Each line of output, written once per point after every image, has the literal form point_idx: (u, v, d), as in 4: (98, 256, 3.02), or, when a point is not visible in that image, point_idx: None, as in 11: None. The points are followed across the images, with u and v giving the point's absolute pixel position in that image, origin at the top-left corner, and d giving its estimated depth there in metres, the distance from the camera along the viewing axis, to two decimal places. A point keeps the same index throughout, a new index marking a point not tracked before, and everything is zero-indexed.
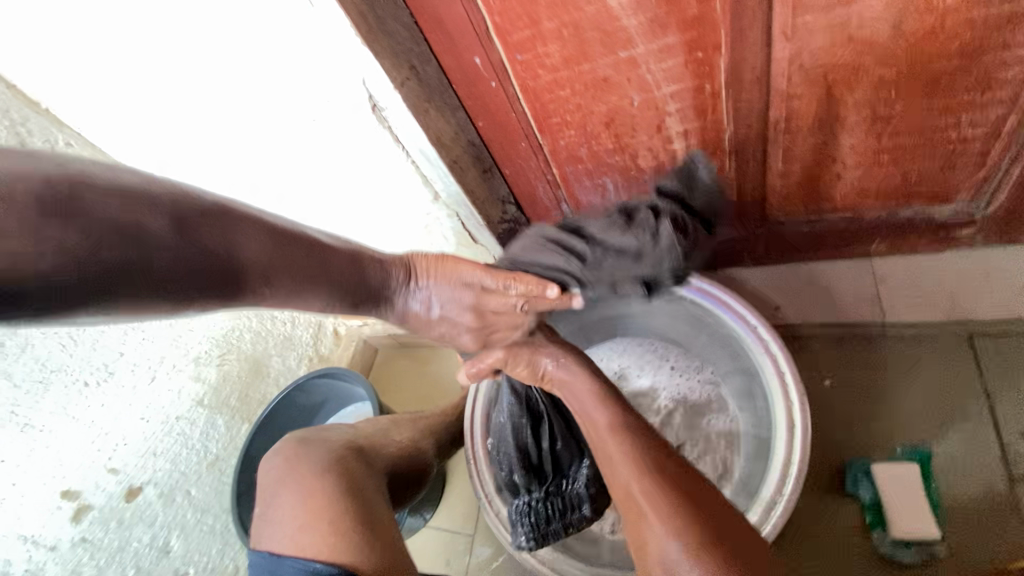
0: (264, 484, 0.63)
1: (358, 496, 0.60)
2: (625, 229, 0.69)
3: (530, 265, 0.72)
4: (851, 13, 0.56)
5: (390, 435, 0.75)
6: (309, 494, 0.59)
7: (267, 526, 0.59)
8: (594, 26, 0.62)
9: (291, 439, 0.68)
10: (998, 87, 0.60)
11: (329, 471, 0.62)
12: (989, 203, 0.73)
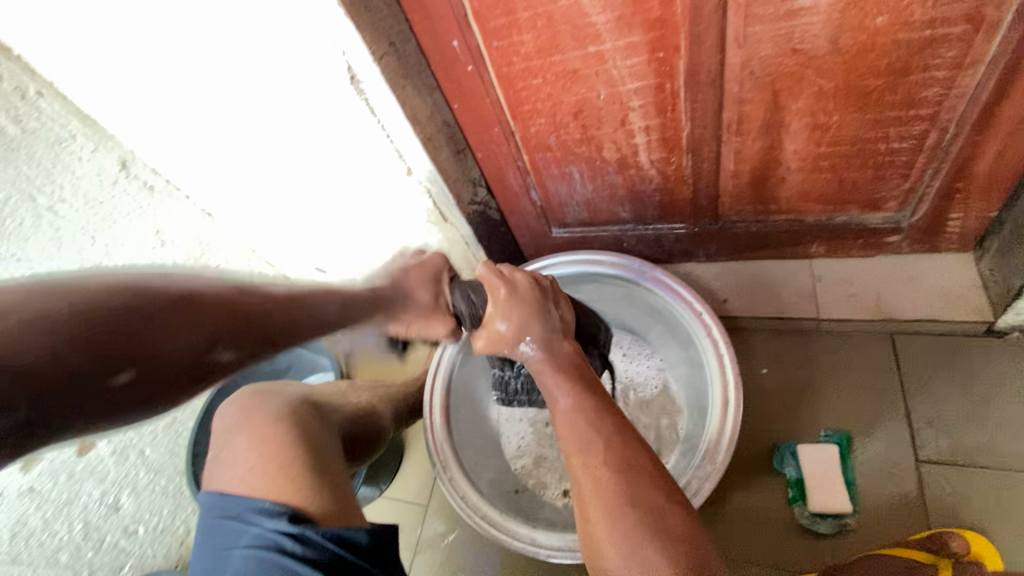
0: (219, 427, 0.65)
1: (316, 445, 0.63)
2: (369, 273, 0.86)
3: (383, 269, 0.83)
4: (795, 27, 0.61)
5: (348, 397, 0.78)
6: (265, 441, 0.61)
7: (220, 467, 0.61)
8: (566, 20, 0.66)
9: (246, 390, 0.70)
10: (920, 107, 0.67)
11: (284, 421, 0.64)
12: (912, 213, 0.81)
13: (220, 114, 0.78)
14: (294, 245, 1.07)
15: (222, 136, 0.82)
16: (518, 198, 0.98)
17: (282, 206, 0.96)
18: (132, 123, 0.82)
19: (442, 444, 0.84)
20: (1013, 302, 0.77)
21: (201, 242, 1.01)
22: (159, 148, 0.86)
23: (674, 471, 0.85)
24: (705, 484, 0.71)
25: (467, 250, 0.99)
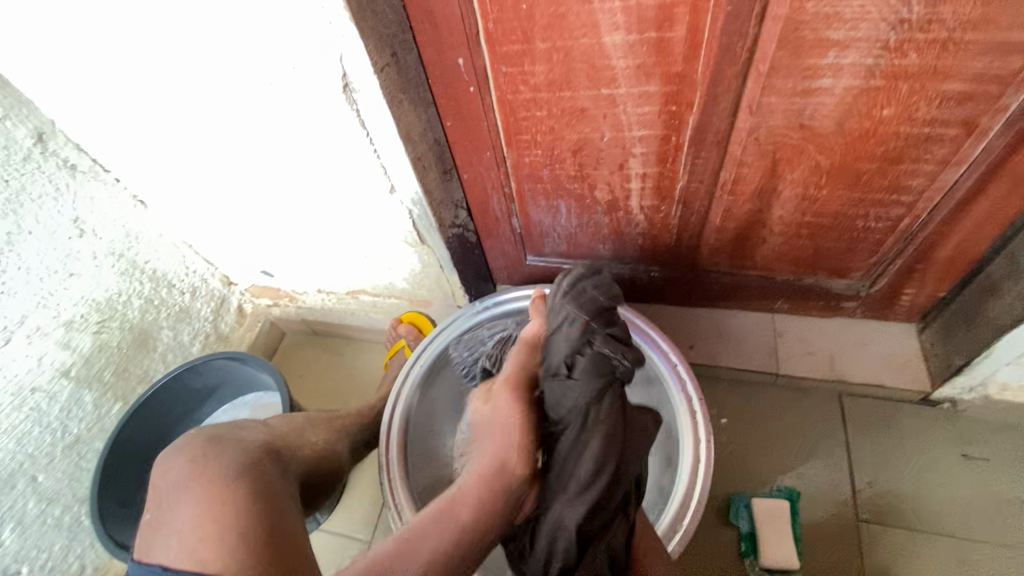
0: (156, 476, 0.57)
1: (273, 486, 0.56)
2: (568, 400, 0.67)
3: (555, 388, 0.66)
4: (807, 104, 0.62)
5: (305, 436, 0.69)
6: (212, 489, 0.53)
7: (162, 532, 0.52)
8: (584, 58, 0.63)
9: (198, 436, 0.60)
10: (903, 194, 0.70)
11: (240, 477, 0.55)
12: (873, 284, 0.86)
13: (171, 94, 0.68)
14: (240, 243, 0.96)
15: (173, 113, 0.71)
16: (498, 223, 0.93)
17: (236, 198, 0.85)
18: (61, 88, 0.69)
19: (398, 486, 0.78)
20: (951, 376, 0.83)
21: (127, 231, 0.86)
22: (94, 123, 0.74)
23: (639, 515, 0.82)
24: (682, 529, 0.72)
25: (439, 273, 0.92)
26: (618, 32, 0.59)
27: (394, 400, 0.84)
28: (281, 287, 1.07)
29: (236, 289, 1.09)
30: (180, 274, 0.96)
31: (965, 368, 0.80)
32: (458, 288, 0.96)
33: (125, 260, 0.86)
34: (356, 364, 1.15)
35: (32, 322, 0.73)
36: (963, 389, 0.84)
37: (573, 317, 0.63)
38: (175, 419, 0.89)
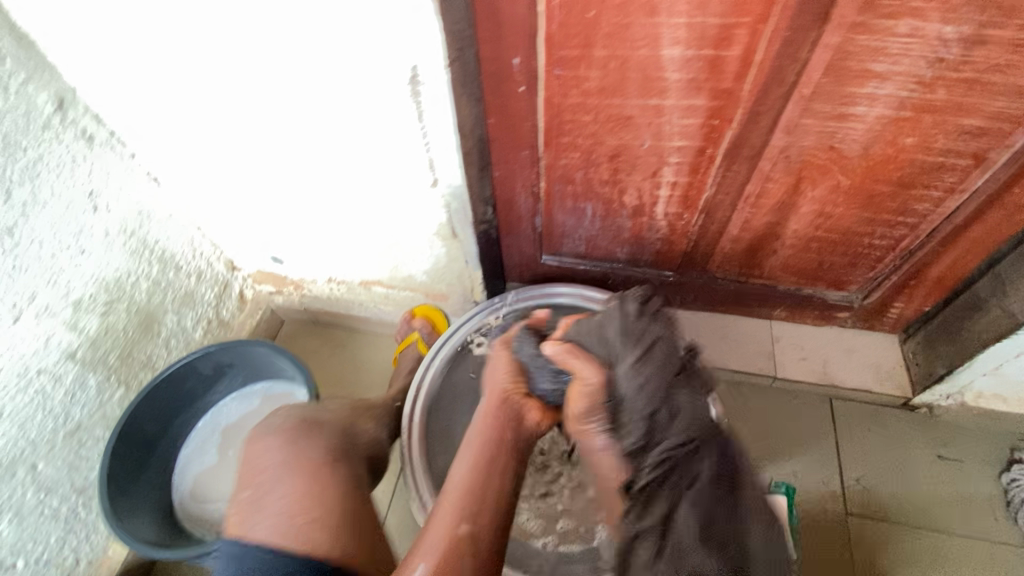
0: (250, 455, 0.62)
1: (359, 487, 0.62)
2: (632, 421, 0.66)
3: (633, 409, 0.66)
4: (839, 128, 0.67)
5: (357, 426, 0.71)
6: (310, 475, 0.60)
7: (259, 507, 0.58)
8: (640, 68, 0.65)
9: (290, 422, 0.66)
10: (909, 216, 0.77)
11: (334, 465, 0.62)
12: (867, 296, 0.94)
13: (213, 72, 0.66)
14: (251, 227, 0.93)
15: (208, 92, 0.69)
16: (521, 222, 0.94)
17: (257, 182, 0.83)
18: (87, 57, 0.66)
19: (420, 477, 0.80)
20: (932, 384, 0.92)
21: (140, 209, 0.82)
22: (117, 94, 0.70)
23: None
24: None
25: (462, 269, 0.93)
26: (678, 46, 0.62)
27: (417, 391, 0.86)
28: (287, 275, 1.04)
29: (240, 274, 1.06)
30: (187, 256, 0.92)
31: (946, 376, 0.89)
32: (478, 284, 0.97)
33: (136, 239, 0.82)
34: (361, 356, 1.14)
35: (41, 300, 0.69)
36: (941, 396, 0.93)
37: (666, 336, 0.69)
38: (184, 404, 0.86)
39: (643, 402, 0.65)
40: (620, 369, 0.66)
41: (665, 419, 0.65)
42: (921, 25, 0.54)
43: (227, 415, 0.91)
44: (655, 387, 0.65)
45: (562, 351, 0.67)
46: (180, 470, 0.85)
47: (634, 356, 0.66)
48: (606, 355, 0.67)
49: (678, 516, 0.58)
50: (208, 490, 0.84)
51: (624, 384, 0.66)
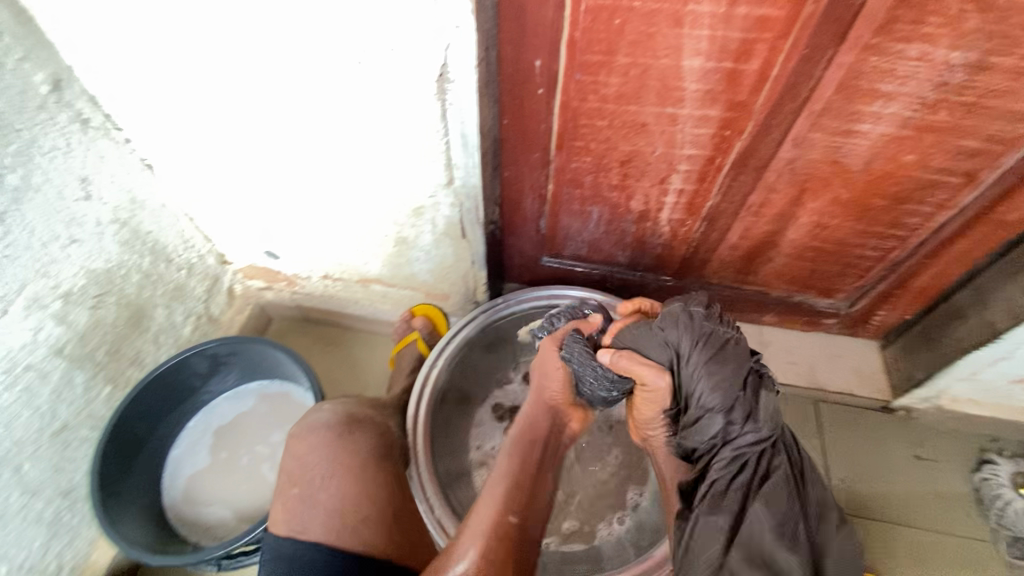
0: (297, 456, 0.69)
1: (399, 485, 0.70)
2: (702, 416, 0.67)
3: (704, 405, 0.67)
4: (844, 144, 0.70)
5: (380, 424, 0.76)
6: (351, 479, 0.67)
7: (307, 506, 0.65)
8: (659, 78, 0.67)
9: (332, 429, 0.71)
10: (900, 229, 0.81)
11: (374, 467, 0.70)
12: (853, 304, 0.98)
13: (222, 64, 0.62)
14: (245, 222, 0.89)
15: (212, 84, 0.66)
16: (526, 224, 0.95)
17: (257, 178, 0.80)
18: (85, 43, 0.62)
19: (424, 476, 0.80)
20: (912, 388, 0.97)
21: (133, 196, 0.79)
22: (115, 80, 0.67)
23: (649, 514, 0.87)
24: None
25: (468, 268, 0.92)
26: (699, 58, 0.63)
27: (420, 387, 0.85)
28: (280, 271, 1.01)
29: (230, 269, 1.01)
30: (179, 248, 0.89)
31: (923, 381, 0.94)
32: (481, 283, 0.96)
33: (127, 229, 0.79)
34: (356, 355, 1.12)
35: (31, 291, 0.67)
36: (919, 400, 0.98)
37: (733, 336, 0.70)
38: (176, 404, 0.89)
39: (710, 403, 0.66)
40: (686, 372, 0.69)
41: (738, 424, 0.66)
42: (930, 50, 0.58)
43: (219, 414, 0.94)
44: (725, 392, 0.66)
45: (623, 359, 0.71)
46: (174, 470, 0.89)
47: (701, 361, 0.68)
48: (671, 360, 0.71)
49: (749, 513, 0.58)
50: (202, 491, 0.88)
51: (691, 386, 0.68)
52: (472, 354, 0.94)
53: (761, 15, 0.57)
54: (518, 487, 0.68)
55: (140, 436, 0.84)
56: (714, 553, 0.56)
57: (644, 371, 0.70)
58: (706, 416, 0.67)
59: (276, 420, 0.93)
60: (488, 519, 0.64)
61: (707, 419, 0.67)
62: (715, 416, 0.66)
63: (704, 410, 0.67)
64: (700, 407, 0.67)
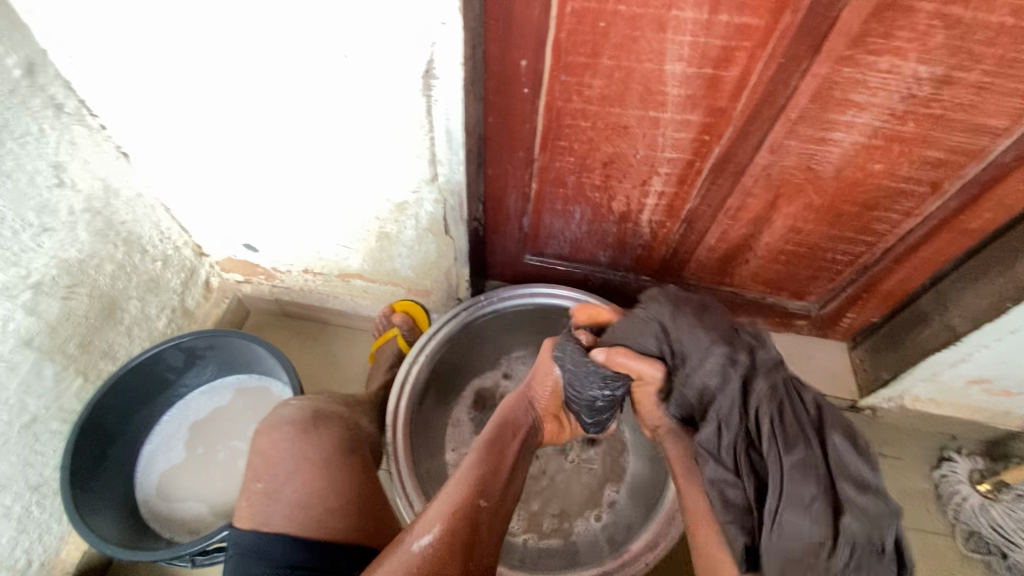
0: (262, 451, 0.69)
1: (370, 478, 0.70)
2: (700, 364, 0.69)
3: (699, 355, 0.69)
4: (817, 151, 0.73)
5: (346, 419, 0.76)
6: (320, 472, 0.67)
7: (274, 502, 0.65)
8: (642, 81, 0.68)
9: (298, 424, 0.71)
10: (869, 234, 0.84)
11: (343, 461, 0.70)
12: (823, 306, 1.01)
13: (204, 52, 0.61)
14: (224, 214, 0.88)
15: (195, 76, 0.65)
16: (508, 222, 0.95)
17: (236, 170, 0.79)
18: (67, 36, 0.61)
19: (404, 472, 0.80)
20: (878, 388, 1.00)
21: (107, 184, 0.77)
22: (91, 67, 0.65)
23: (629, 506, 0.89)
24: (665, 538, 0.76)
25: (450, 265, 0.92)
26: (680, 63, 0.65)
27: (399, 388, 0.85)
28: (258, 264, 0.99)
29: (207, 261, 1.00)
30: (154, 239, 0.87)
31: (889, 381, 0.98)
32: (463, 280, 0.97)
33: (101, 218, 0.78)
34: (336, 350, 1.11)
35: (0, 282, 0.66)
36: (884, 399, 1.02)
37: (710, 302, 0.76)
38: (150, 397, 0.87)
39: (707, 347, 0.69)
40: (677, 333, 0.72)
41: (743, 360, 0.67)
42: (899, 63, 0.60)
43: (194, 409, 0.92)
44: (717, 334, 0.70)
45: (617, 354, 0.72)
46: (148, 465, 0.88)
47: (689, 318, 0.72)
48: (660, 330, 0.73)
49: (826, 445, 0.60)
50: (176, 486, 0.87)
51: (684, 343, 0.71)
52: (451, 349, 0.94)
53: (741, 23, 0.59)
54: (488, 474, 0.68)
55: (113, 429, 0.82)
56: (810, 495, 0.56)
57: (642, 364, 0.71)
58: (704, 363, 0.69)
59: (253, 416, 0.91)
60: (448, 505, 0.63)
61: (705, 364, 0.69)
62: (713, 358, 0.68)
63: (699, 357, 0.69)
64: (698, 356, 0.70)
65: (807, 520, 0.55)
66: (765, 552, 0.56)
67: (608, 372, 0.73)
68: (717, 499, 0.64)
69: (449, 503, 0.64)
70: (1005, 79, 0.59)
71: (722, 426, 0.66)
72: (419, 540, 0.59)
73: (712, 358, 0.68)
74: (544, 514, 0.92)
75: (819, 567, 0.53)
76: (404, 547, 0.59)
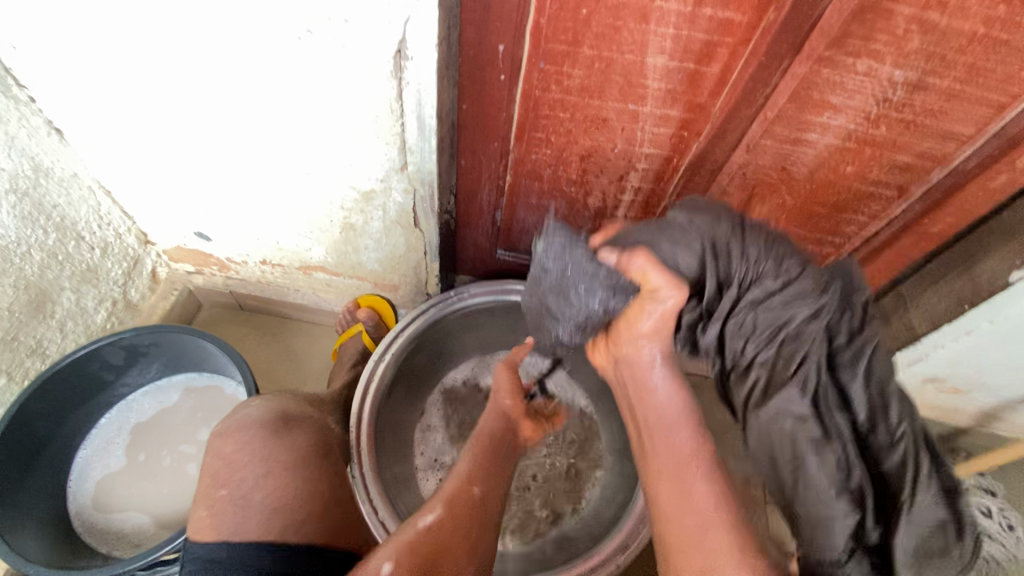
0: (225, 455, 0.63)
1: (339, 484, 0.66)
2: (789, 299, 0.63)
3: (784, 287, 0.63)
4: (791, 152, 0.73)
5: (316, 422, 0.71)
6: (290, 478, 0.62)
7: (236, 509, 0.59)
8: (623, 74, 0.66)
9: (264, 428, 0.66)
10: (837, 235, 0.86)
11: (315, 465, 0.65)
12: None
13: (150, 19, 0.55)
14: (173, 201, 0.81)
15: (142, 51, 0.59)
16: (480, 215, 0.92)
17: (185, 153, 0.73)
18: None
19: (364, 474, 0.76)
20: None
21: (36, 164, 0.71)
22: (19, 32, 0.58)
23: (604, 503, 0.91)
24: (637, 539, 0.75)
25: (420, 259, 0.88)
26: (662, 56, 0.63)
27: (361, 387, 0.81)
28: (211, 254, 0.93)
29: (153, 250, 0.92)
30: (92, 225, 0.80)
31: None
32: (433, 276, 0.93)
33: (29, 201, 0.72)
34: (297, 347, 1.06)
35: None
36: None
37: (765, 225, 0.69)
38: (85, 398, 0.80)
39: (787, 276, 0.64)
40: (736, 250, 0.64)
41: (830, 298, 0.64)
42: (876, 66, 0.60)
43: (137, 410, 0.85)
44: (795, 263, 0.64)
45: (640, 260, 0.61)
46: (82, 474, 0.81)
47: (755, 237, 0.64)
48: (706, 241, 0.64)
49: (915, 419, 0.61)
50: (114, 496, 0.80)
51: (749, 267, 0.64)
52: (419, 344, 0.90)
53: (725, 17, 0.58)
54: (481, 472, 0.68)
55: (42, 433, 0.75)
56: (929, 471, 0.57)
57: (661, 283, 0.59)
58: (785, 295, 0.63)
59: (202, 419, 0.85)
60: (443, 495, 0.64)
61: (794, 300, 0.63)
62: (804, 291, 0.63)
63: (784, 291, 0.63)
64: (784, 288, 0.63)
65: (938, 503, 0.56)
66: (896, 541, 0.55)
67: (620, 280, 0.64)
68: (813, 463, 0.59)
69: (444, 491, 0.65)
70: (974, 86, 0.60)
71: (809, 379, 0.63)
72: (416, 527, 0.59)
73: (802, 291, 0.63)
74: (523, 510, 0.94)
75: (949, 551, 0.54)
76: (398, 536, 0.58)
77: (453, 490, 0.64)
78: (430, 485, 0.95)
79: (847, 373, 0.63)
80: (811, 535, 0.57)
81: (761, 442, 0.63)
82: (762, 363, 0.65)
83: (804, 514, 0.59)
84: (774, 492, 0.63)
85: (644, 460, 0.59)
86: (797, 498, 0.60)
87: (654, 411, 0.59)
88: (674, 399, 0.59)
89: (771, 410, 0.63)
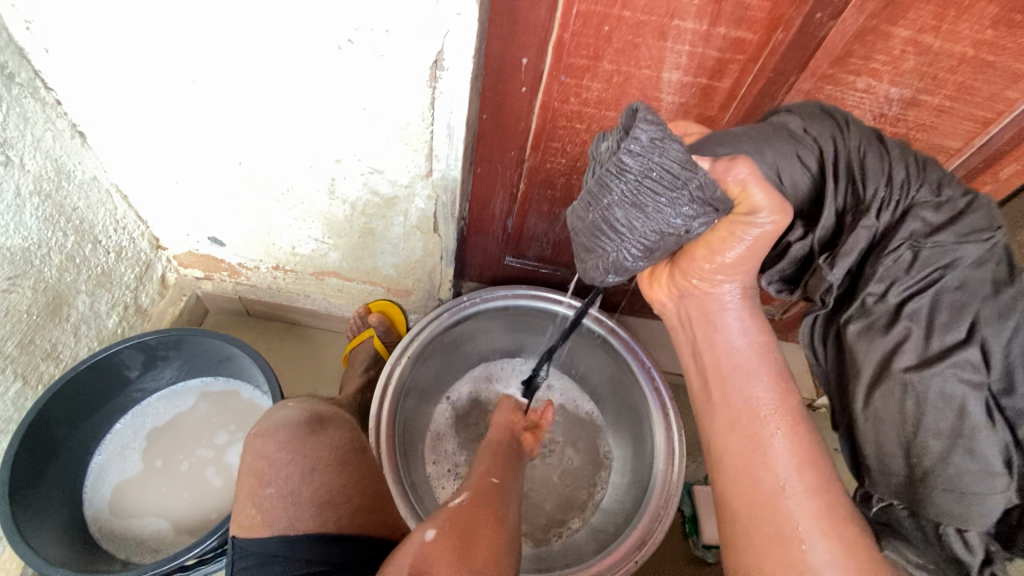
0: (263, 456, 0.63)
1: (374, 481, 0.67)
2: (956, 233, 0.48)
3: (944, 215, 0.49)
4: None
5: (345, 419, 0.71)
6: (331, 474, 0.63)
7: (286, 507, 0.60)
8: (639, 88, 0.70)
9: (300, 428, 0.66)
10: None
11: (352, 462, 0.66)
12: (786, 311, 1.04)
13: (191, 25, 0.56)
14: (191, 206, 0.82)
15: (177, 56, 0.60)
16: (492, 222, 0.94)
17: (213, 160, 0.74)
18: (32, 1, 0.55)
19: (387, 477, 0.77)
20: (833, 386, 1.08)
21: (60, 167, 0.71)
22: (57, 36, 0.59)
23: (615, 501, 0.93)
24: (652, 536, 0.77)
25: (435, 264, 0.90)
26: (677, 71, 0.67)
27: (378, 391, 0.82)
28: (223, 260, 0.93)
29: (164, 255, 0.93)
30: (108, 229, 0.80)
31: None
32: (447, 280, 0.95)
33: (51, 203, 0.71)
34: (307, 353, 1.06)
35: None
36: None
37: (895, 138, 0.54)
38: (102, 402, 0.80)
39: (953, 205, 0.49)
40: (875, 167, 0.50)
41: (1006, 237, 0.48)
42: (874, 84, 0.65)
43: (153, 414, 0.85)
44: (959, 189, 0.50)
45: (740, 170, 0.49)
46: (96, 479, 0.80)
47: (901, 154, 0.51)
48: (828, 156, 0.52)
49: None
50: (130, 501, 0.79)
51: (893, 187, 0.50)
52: (433, 349, 0.92)
53: (737, 36, 0.62)
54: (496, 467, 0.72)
55: (60, 437, 0.74)
56: None
57: (762, 201, 0.49)
58: (943, 227, 0.48)
59: (218, 422, 0.85)
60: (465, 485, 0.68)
61: (963, 233, 0.48)
62: (972, 223, 0.48)
63: (947, 222, 0.48)
64: (947, 218, 0.48)
65: None
66: None
67: (714, 192, 0.48)
68: (979, 442, 0.45)
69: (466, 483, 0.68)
70: (961, 104, 0.66)
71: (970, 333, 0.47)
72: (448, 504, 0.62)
73: (973, 223, 0.48)
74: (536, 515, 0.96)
75: None
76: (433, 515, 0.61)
77: (476, 483, 0.67)
78: (446, 492, 0.96)
79: (1010, 325, 0.46)
80: (948, 507, 0.47)
81: (898, 408, 0.49)
82: (912, 312, 0.48)
83: (944, 499, 0.47)
84: (894, 465, 0.50)
85: (710, 410, 0.55)
86: (937, 478, 0.47)
87: (726, 357, 0.54)
88: (751, 345, 0.54)
89: (924, 377, 0.47)
